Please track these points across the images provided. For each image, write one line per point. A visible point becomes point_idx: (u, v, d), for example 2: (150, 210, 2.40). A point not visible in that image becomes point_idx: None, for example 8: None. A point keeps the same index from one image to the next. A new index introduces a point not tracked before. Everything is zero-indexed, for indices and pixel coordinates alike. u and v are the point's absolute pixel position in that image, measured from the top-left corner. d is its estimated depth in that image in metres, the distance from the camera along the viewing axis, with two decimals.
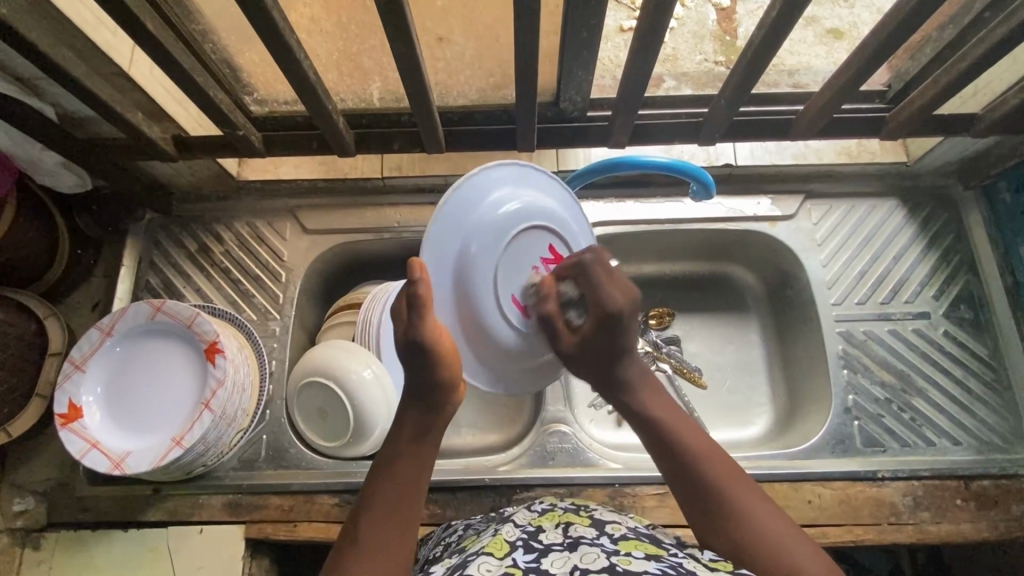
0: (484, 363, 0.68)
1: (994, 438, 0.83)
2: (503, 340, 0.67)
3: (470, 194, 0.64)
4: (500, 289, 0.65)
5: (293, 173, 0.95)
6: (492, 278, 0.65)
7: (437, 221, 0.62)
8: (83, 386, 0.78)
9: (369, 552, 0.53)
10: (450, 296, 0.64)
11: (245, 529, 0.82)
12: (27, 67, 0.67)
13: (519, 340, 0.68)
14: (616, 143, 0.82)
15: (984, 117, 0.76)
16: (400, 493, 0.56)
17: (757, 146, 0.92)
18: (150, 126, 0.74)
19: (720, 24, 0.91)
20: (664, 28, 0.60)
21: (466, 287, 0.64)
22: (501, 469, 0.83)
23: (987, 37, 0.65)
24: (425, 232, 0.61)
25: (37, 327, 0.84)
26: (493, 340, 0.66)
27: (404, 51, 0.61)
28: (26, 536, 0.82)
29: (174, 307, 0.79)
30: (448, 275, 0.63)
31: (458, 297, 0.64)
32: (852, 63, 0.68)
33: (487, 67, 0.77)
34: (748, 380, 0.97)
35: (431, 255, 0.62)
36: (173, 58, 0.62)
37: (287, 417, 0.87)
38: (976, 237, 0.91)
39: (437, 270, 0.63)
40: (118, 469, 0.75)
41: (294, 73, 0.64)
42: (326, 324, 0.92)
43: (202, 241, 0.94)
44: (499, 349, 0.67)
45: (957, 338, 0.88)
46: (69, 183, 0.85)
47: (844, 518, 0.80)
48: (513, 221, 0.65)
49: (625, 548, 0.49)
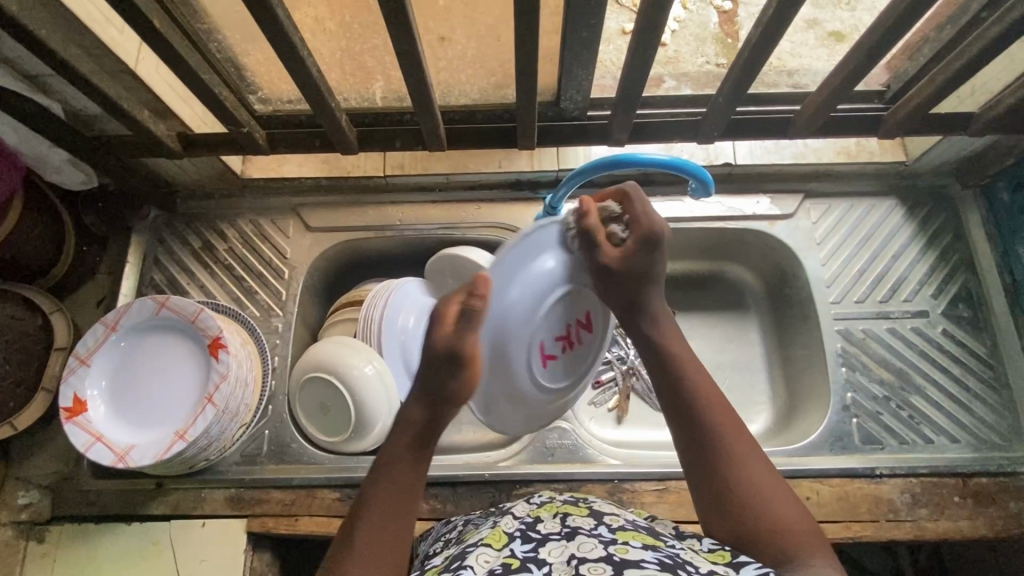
0: (490, 394, 0.66)
1: (992, 436, 0.84)
2: (519, 382, 0.66)
3: (541, 239, 0.62)
4: (535, 334, 0.64)
5: (296, 171, 0.96)
6: (536, 316, 0.63)
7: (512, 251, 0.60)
8: (87, 380, 0.79)
9: (366, 555, 0.54)
10: (494, 323, 0.61)
11: (247, 523, 0.82)
12: (35, 64, 0.68)
13: (533, 385, 0.68)
14: (616, 142, 0.83)
15: (980, 117, 0.77)
16: (396, 498, 0.57)
17: (756, 145, 0.93)
18: (156, 123, 0.75)
19: (722, 26, 0.92)
20: (662, 27, 0.61)
21: (508, 324, 0.62)
22: (501, 465, 0.84)
23: (981, 36, 0.66)
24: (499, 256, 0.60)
25: (43, 322, 0.85)
26: (512, 378, 0.65)
27: (406, 49, 0.62)
28: (31, 529, 0.83)
29: (178, 303, 0.80)
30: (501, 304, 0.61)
31: (500, 327, 0.62)
32: (848, 62, 0.68)
33: (488, 66, 0.78)
34: (747, 378, 0.98)
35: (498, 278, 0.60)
36: (179, 54, 0.63)
37: (288, 413, 0.88)
38: (974, 236, 0.92)
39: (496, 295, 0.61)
40: (122, 462, 0.75)
41: (297, 70, 0.65)
42: (328, 321, 0.93)
43: (206, 238, 0.95)
44: (511, 388, 0.66)
45: (956, 337, 0.88)
46: (76, 182, 0.87)
47: (843, 515, 0.80)
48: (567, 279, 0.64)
49: (623, 538, 0.49)
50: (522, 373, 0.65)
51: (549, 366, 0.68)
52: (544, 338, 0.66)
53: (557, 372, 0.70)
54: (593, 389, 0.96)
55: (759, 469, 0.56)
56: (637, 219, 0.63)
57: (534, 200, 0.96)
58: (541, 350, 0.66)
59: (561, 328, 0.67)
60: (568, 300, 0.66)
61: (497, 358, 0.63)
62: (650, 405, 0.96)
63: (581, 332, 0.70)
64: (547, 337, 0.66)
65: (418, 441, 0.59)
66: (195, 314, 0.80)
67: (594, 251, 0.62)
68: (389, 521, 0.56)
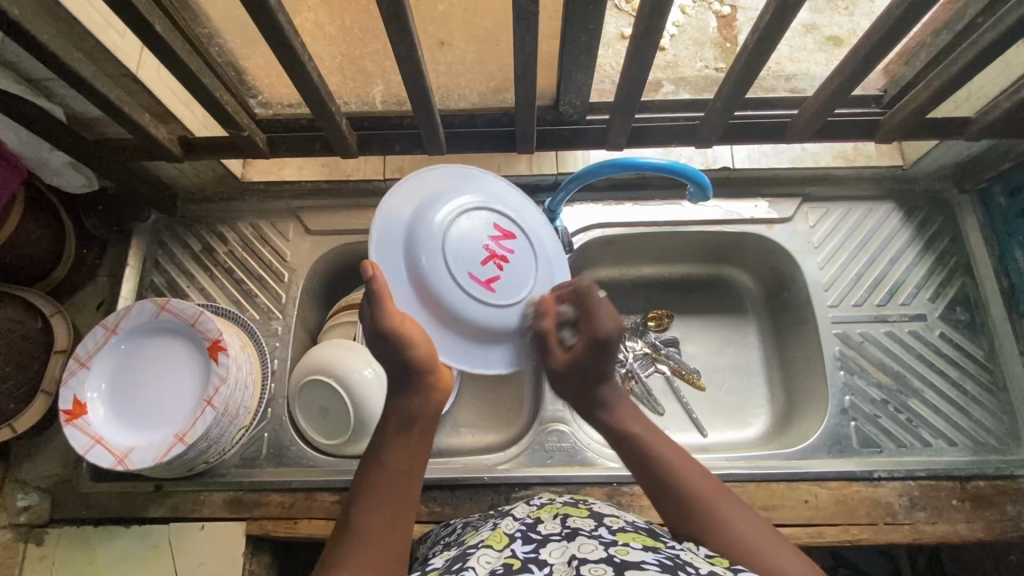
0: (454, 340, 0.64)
1: (990, 439, 0.84)
2: (471, 314, 0.63)
3: (406, 199, 0.64)
4: (452, 269, 0.61)
5: (296, 174, 0.96)
6: (445, 254, 0.61)
7: (379, 223, 0.62)
8: (87, 383, 0.79)
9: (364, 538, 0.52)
10: (405, 286, 0.62)
11: (246, 525, 0.82)
12: (37, 69, 0.68)
13: (490, 312, 0.64)
14: (614, 146, 0.83)
15: (976, 121, 0.77)
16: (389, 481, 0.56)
17: (755, 150, 0.93)
18: (157, 127, 0.75)
19: (720, 31, 0.93)
20: (660, 32, 0.61)
21: (418, 274, 0.61)
22: (500, 468, 0.84)
23: (977, 41, 0.67)
24: (368, 235, 0.62)
25: (43, 324, 0.85)
26: (460, 315, 0.63)
27: (406, 54, 0.63)
28: (30, 531, 0.83)
29: (177, 304, 0.81)
30: (398, 269, 0.62)
31: (413, 285, 0.62)
32: (845, 68, 0.69)
33: (488, 70, 0.78)
34: (745, 381, 0.98)
35: (380, 255, 0.62)
36: (180, 58, 0.63)
37: (288, 415, 0.88)
38: (971, 240, 0.92)
39: (387, 267, 0.62)
40: (122, 464, 0.76)
41: (298, 75, 0.65)
42: (328, 324, 0.93)
43: (206, 241, 0.95)
44: (468, 323, 0.63)
45: (953, 341, 0.89)
46: (77, 184, 0.88)
47: (841, 517, 0.80)
48: (450, 210, 0.63)
49: (623, 539, 0.50)
50: (463, 309, 0.62)
51: (495, 289, 0.64)
52: (469, 267, 0.62)
53: (508, 289, 0.64)
54: None
55: (748, 518, 0.55)
56: (590, 314, 0.65)
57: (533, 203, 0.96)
58: (471, 278, 0.62)
59: (476, 250, 0.63)
60: (466, 224, 0.63)
61: (431, 315, 0.63)
62: (650, 409, 0.95)
63: (505, 244, 0.65)
64: (469, 263, 0.62)
65: (404, 430, 0.59)
66: (196, 315, 0.80)
67: (546, 354, 0.67)
68: (385, 512, 0.54)
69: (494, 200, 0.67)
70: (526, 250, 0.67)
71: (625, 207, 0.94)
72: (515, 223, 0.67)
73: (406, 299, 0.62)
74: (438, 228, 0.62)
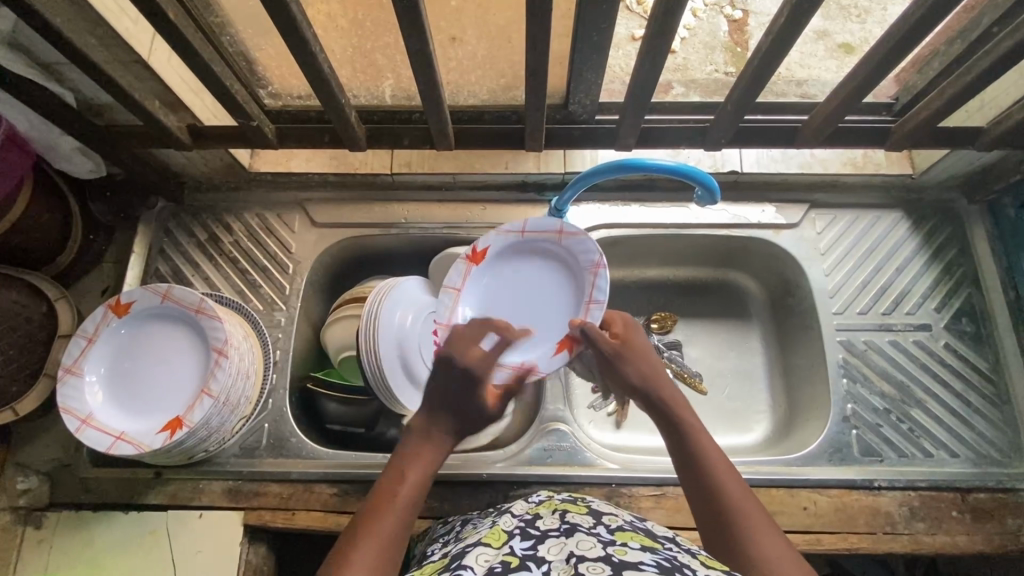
0: (185, 386, 0.80)
1: (992, 452, 0.83)
2: (174, 394, 0.80)
3: (202, 333, 0.81)
4: (172, 391, 0.80)
5: (304, 166, 0.96)
6: (171, 390, 0.80)
7: (186, 357, 0.81)
8: (83, 360, 0.79)
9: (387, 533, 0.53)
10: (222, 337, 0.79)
11: (244, 515, 0.82)
12: (48, 52, 0.68)
13: (172, 400, 0.79)
14: (622, 146, 0.83)
15: (988, 131, 0.77)
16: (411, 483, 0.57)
17: (764, 154, 0.93)
18: (166, 115, 0.76)
19: (731, 35, 0.93)
20: (673, 32, 0.60)
21: (175, 398, 0.79)
22: (499, 465, 0.83)
23: (993, 50, 0.66)
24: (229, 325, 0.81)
25: (47, 309, 0.86)
26: (172, 400, 0.79)
27: (416, 47, 0.62)
28: (29, 515, 0.83)
29: (132, 296, 0.81)
30: (192, 378, 0.80)
31: (174, 398, 0.79)
32: (855, 75, 0.69)
33: (498, 68, 0.78)
34: (747, 386, 0.97)
35: (213, 330, 0.80)
36: (192, 46, 0.63)
37: (288, 407, 0.88)
38: (978, 250, 0.92)
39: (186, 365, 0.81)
40: (108, 451, 0.75)
41: (309, 66, 0.65)
42: (332, 316, 0.92)
43: (212, 230, 0.96)
44: (176, 400, 0.79)
45: (958, 351, 0.88)
46: (86, 169, 0.88)
47: (840, 525, 0.80)
48: (161, 383, 0.80)
49: (621, 539, 0.50)
50: (170, 403, 0.79)
51: (180, 380, 0.80)
52: (162, 396, 0.80)
53: (162, 402, 0.79)
54: (593, 392, 0.97)
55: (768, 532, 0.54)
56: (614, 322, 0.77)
57: (539, 202, 0.96)
58: (206, 362, 0.80)
59: (158, 385, 0.80)
60: (166, 369, 0.81)
61: (178, 399, 0.79)
62: None
63: (151, 375, 0.81)
64: (170, 387, 0.80)
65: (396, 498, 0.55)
66: (170, 301, 0.81)
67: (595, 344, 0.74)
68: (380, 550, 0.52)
69: (173, 355, 0.81)
70: (140, 382, 0.80)
71: (631, 207, 0.94)
72: (141, 369, 0.81)
73: (213, 340, 0.80)
74: (197, 343, 0.81)
